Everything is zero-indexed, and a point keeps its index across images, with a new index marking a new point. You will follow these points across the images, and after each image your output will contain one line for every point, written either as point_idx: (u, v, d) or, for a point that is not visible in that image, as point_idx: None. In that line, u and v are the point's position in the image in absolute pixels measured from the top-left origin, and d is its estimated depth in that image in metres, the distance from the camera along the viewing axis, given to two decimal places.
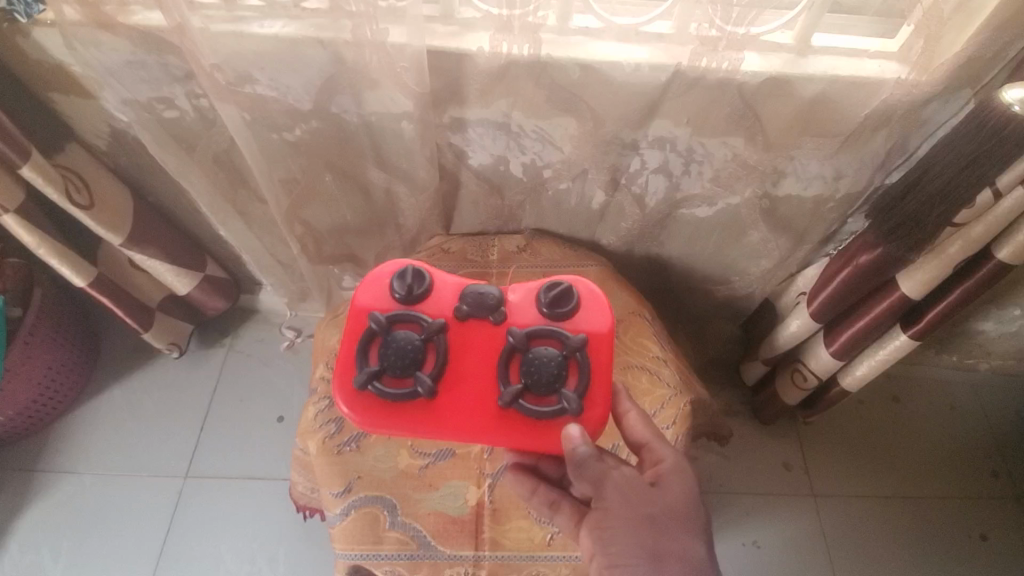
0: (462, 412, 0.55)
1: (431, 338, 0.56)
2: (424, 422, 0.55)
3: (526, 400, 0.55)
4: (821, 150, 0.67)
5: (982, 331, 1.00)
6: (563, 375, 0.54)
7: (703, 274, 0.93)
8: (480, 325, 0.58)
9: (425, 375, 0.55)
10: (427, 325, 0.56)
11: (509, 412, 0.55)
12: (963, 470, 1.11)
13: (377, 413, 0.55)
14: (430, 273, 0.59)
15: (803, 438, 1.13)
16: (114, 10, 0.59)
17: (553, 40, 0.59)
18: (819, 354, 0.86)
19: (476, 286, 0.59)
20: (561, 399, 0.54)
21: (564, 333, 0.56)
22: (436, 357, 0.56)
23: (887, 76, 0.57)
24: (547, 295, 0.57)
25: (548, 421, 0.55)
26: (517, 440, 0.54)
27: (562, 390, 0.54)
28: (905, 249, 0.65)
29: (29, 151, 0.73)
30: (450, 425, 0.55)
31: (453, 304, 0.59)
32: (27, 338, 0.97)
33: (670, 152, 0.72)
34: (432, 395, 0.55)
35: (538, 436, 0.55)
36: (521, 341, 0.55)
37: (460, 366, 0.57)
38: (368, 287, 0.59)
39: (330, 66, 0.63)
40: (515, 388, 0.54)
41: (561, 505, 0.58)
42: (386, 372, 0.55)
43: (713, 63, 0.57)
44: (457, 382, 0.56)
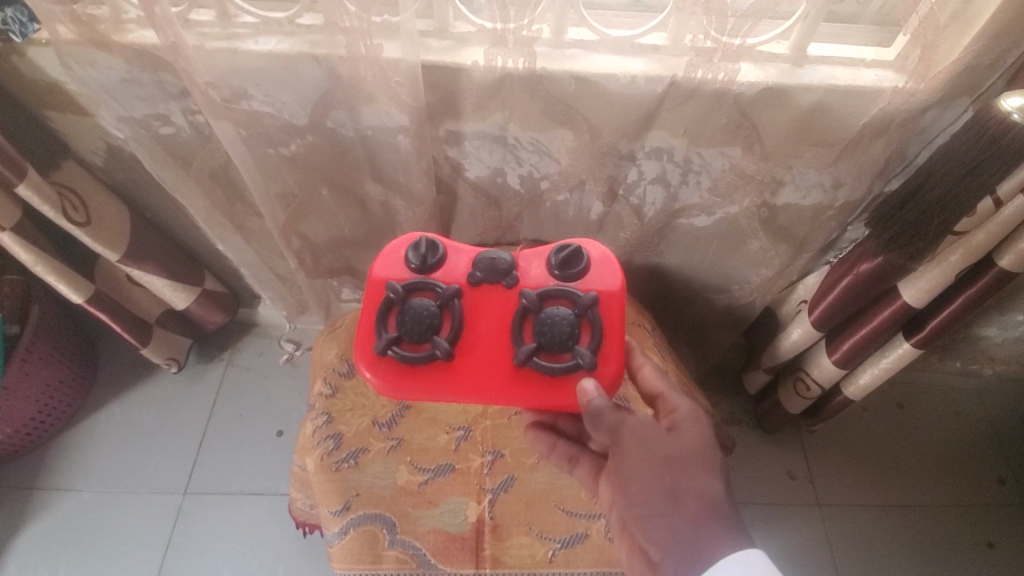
0: (478, 371, 0.56)
1: (448, 304, 0.57)
2: (442, 383, 0.57)
3: (541, 358, 0.56)
4: (820, 159, 0.67)
5: (986, 337, 0.99)
6: (576, 333, 0.55)
7: (702, 283, 0.93)
8: (493, 290, 0.59)
9: (443, 339, 0.56)
10: (443, 291, 0.57)
11: (524, 371, 0.56)
12: (969, 477, 1.10)
13: (398, 378, 0.56)
14: (442, 242, 0.60)
15: (807, 447, 1.12)
16: (109, 29, 0.59)
17: (547, 53, 0.59)
18: (822, 363, 0.85)
19: (488, 252, 0.59)
20: (575, 356, 0.55)
21: (577, 293, 0.57)
22: (453, 322, 0.57)
23: (884, 86, 0.57)
24: (558, 256, 0.58)
25: (563, 377, 0.56)
26: (534, 396, 0.56)
27: (576, 348, 0.55)
28: (906, 257, 0.65)
29: (26, 170, 0.73)
30: (469, 386, 0.56)
31: (467, 271, 0.60)
32: (25, 355, 0.96)
33: (668, 162, 0.71)
34: (449, 358, 0.56)
35: (554, 393, 0.56)
36: (534, 302, 0.56)
37: (474, 329, 0.58)
38: (383, 258, 0.60)
39: (325, 82, 0.63)
40: (528, 347, 0.55)
41: (580, 458, 0.62)
42: (405, 338, 0.56)
43: (708, 74, 0.57)
44: (472, 346, 0.57)
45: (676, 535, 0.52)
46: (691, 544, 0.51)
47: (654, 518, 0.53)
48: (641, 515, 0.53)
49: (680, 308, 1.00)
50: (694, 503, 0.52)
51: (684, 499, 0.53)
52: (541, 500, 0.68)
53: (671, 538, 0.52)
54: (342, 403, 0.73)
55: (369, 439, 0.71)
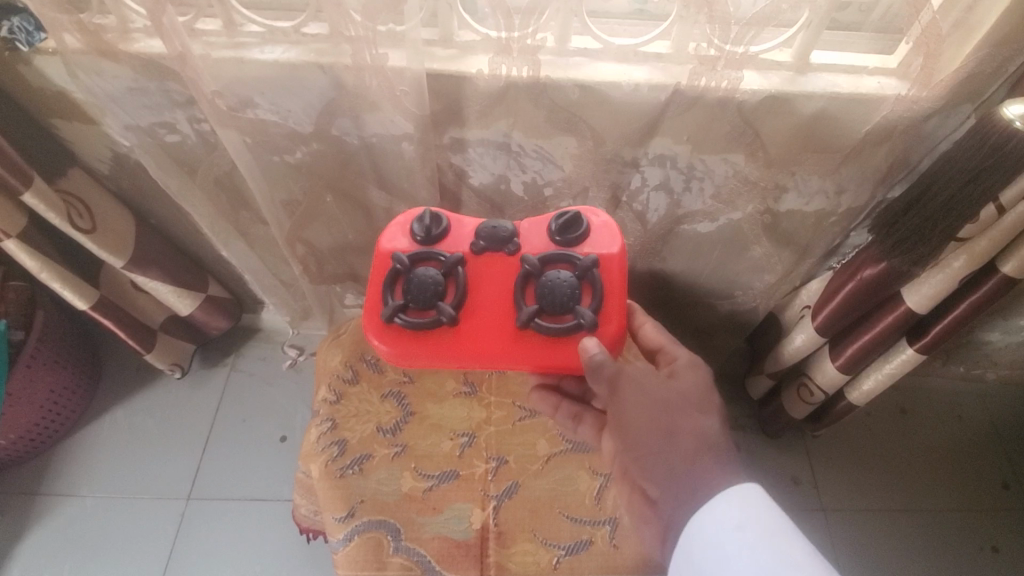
0: (483, 333, 0.60)
1: (452, 271, 0.61)
2: (448, 346, 0.60)
3: (543, 319, 0.59)
4: (823, 166, 0.67)
5: (989, 341, 0.99)
6: (577, 294, 0.59)
7: (705, 289, 0.93)
8: (496, 257, 0.63)
9: (447, 304, 0.59)
10: (446, 259, 0.61)
11: (528, 332, 0.59)
12: (972, 480, 1.10)
13: (406, 343, 0.60)
14: (446, 216, 0.64)
15: (811, 452, 1.12)
16: (116, 39, 0.59)
17: (551, 61, 0.60)
18: (826, 368, 0.85)
19: (490, 222, 0.63)
20: (577, 315, 0.58)
21: (576, 256, 0.60)
22: (457, 289, 0.60)
23: (887, 93, 0.57)
24: (557, 223, 0.62)
25: (565, 337, 0.59)
26: (538, 355, 0.59)
27: (576, 308, 0.58)
28: (909, 263, 0.65)
29: (31, 177, 0.73)
30: (474, 348, 0.59)
31: (471, 242, 0.63)
32: (28, 361, 0.97)
33: (671, 169, 0.72)
34: (455, 322, 0.59)
35: (557, 352, 0.59)
36: (535, 266, 0.60)
37: (478, 294, 0.61)
38: (390, 234, 0.64)
39: (330, 91, 0.64)
40: (531, 309, 0.58)
41: (584, 417, 0.67)
42: (412, 305, 0.60)
43: (712, 82, 0.58)
44: (475, 311, 0.61)
45: (675, 472, 0.54)
46: (689, 479, 0.54)
47: (653, 458, 0.55)
48: (641, 455, 0.56)
49: (683, 314, 1.00)
50: (691, 441, 0.55)
51: (683, 438, 0.55)
52: (546, 506, 0.68)
53: (670, 476, 0.54)
54: (346, 409, 0.73)
55: (374, 445, 0.71)
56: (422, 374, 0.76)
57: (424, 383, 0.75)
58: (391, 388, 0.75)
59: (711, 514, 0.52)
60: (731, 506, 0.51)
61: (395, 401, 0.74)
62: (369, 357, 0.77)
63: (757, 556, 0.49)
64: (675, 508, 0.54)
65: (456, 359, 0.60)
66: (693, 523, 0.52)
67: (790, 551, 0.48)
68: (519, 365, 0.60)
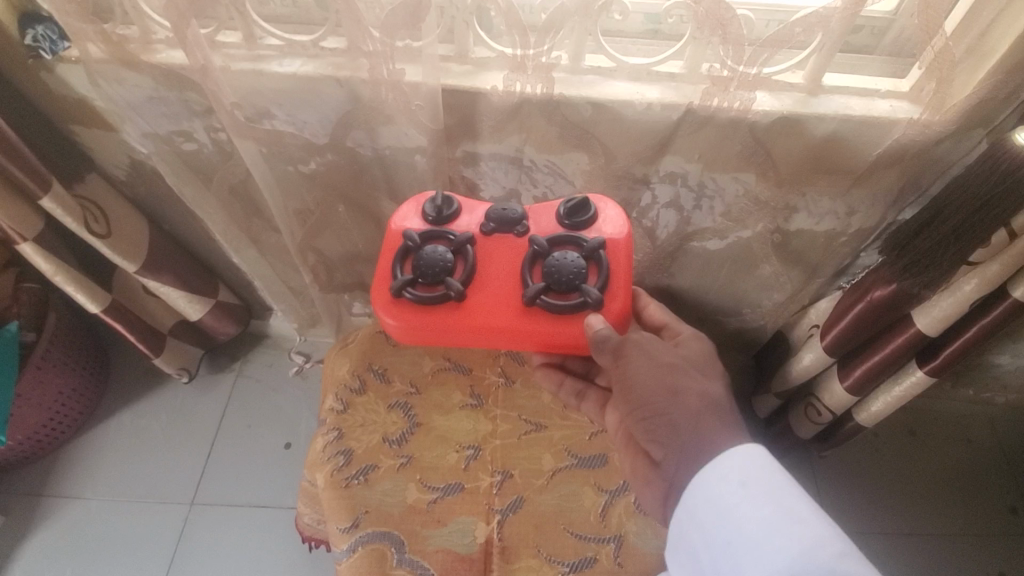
0: (489, 309, 0.60)
1: (461, 249, 0.62)
2: (455, 321, 0.60)
3: (549, 297, 0.60)
4: (834, 187, 0.68)
5: (999, 364, 0.98)
6: (583, 274, 0.60)
7: (713, 305, 0.93)
8: (505, 239, 0.63)
9: (455, 280, 0.60)
10: (456, 238, 0.62)
11: (534, 309, 0.60)
12: (980, 504, 1.09)
13: (414, 317, 0.60)
14: (457, 198, 0.65)
15: (817, 472, 1.11)
16: (138, 49, 0.61)
17: (565, 79, 0.60)
18: (834, 389, 0.85)
19: (500, 206, 0.65)
20: (583, 294, 0.59)
21: (584, 238, 0.61)
22: (466, 266, 0.61)
23: (899, 116, 0.58)
24: (566, 206, 0.63)
25: (571, 314, 0.60)
26: (543, 331, 0.60)
27: (583, 287, 0.59)
28: (920, 285, 0.65)
29: (50, 182, 0.75)
30: (481, 323, 0.60)
31: (481, 223, 0.64)
32: (39, 363, 0.97)
33: (681, 187, 0.72)
34: (463, 297, 0.60)
35: (563, 328, 0.60)
36: (543, 246, 0.61)
37: (485, 273, 0.62)
38: (401, 214, 0.65)
39: (346, 104, 0.65)
40: (537, 285, 0.59)
41: (587, 393, 0.70)
42: (420, 280, 0.60)
43: (724, 102, 0.58)
44: (484, 288, 0.61)
45: (679, 431, 0.55)
46: (693, 438, 0.55)
47: (658, 417, 0.56)
48: (646, 416, 0.57)
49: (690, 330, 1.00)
50: (695, 400, 0.56)
51: (686, 398, 0.56)
52: (550, 522, 0.67)
53: (674, 435, 0.55)
54: (353, 419, 0.73)
55: (380, 456, 0.71)
56: (428, 385, 0.76)
57: (431, 394, 0.75)
58: (398, 399, 0.75)
59: (714, 472, 0.53)
60: (735, 466, 0.53)
61: (401, 411, 0.74)
62: (376, 367, 0.77)
63: (760, 512, 0.51)
64: (678, 467, 0.55)
65: (463, 333, 0.61)
66: (695, 481, 0.54)
67: (793, 506, 0.51)
68: (524, 340, 0.61)
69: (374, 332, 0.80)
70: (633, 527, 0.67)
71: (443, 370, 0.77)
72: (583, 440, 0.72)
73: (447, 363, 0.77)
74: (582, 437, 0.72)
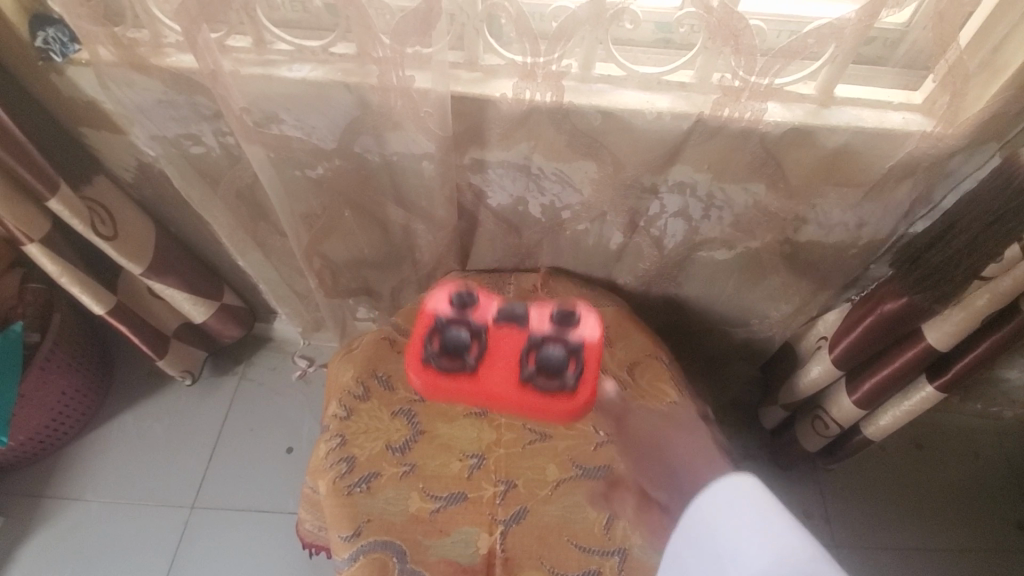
0: (497, 379, 0.61)
1: (474, 309, 0.63)
2: (467, 392, 0.61)
3: (538, 380, 0.60)
4: (845, 199, 0.67)
5: (1008, 379, 0.97)
6: (569, 363, 0.60)
7: (720, 316, 0.92)
8: (513, 302, 0.64)
9: (466, 350, 0.61)
10: (471, 295, 0.63)
11: (527, 387, 0.60)
12: (989, 521, 1.07)
13: (429, 382, 0.61)
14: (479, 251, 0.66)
15: (823, 486, 1.09)
16: (148, 52, 0.61)
17: (575, 87, 0.60)
18: (841, 402, 0.84)
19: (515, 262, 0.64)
20: (566, 384, 0.60)
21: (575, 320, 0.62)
22: (476, 324, 0.62)
23: (912, 129, 0.57)
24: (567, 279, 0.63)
25: (555, 397, 0.60)
26: (531, 411, 0.61)
27: (568, 377, 0.60)
28: (932, 300, 0.64)
29: (58, 184, 0.75)
30: (482, 395, 0.61)
31: (494, 285, 0.65)
32: (43, 363, 0.97)
33: (690, 197, 0.72)
34: (470, 368, 0.61)
35: (549, 411, 0.61)
36: (543, 317, 0.62)
37: (496, 344, 0.62)
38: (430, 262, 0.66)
39: (355, 109, 0.65)
40: (530, 369, 0.60)
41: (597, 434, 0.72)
42: (438, 348, 0.62)
43: (736, 113, 0.58)
44: (490, 358, 0.62)
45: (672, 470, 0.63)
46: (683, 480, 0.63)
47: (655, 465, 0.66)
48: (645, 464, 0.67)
49: (696, 340, 0.99)
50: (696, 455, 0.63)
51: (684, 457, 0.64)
52: (554, 534, 0.66)
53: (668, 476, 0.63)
54: (356, 426, 0.73)
55: (382, 463, 0.70)
56: None
57: (435, 402, 0.74)
58: (401, 406, 0.74)
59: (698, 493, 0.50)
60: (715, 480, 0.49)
61: (405, 419, 0.73)
62: (381, 374, 0.76)
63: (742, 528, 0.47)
64: None
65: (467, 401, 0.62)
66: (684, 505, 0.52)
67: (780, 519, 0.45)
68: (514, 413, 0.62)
69: (379, 338, 0.79)
70: (638, 540, 0.66)
71: None
72: (588, 450, 0.71)
73: None
74: (587, 448, 0.71)
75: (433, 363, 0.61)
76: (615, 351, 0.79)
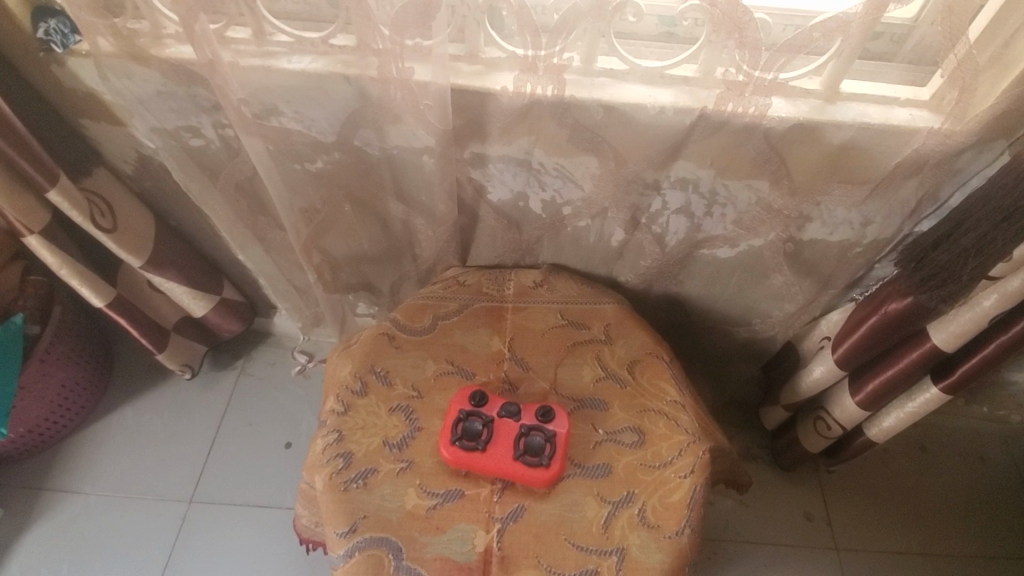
0: (506, 457, 0.67)
1: (485, 438, 0.68)
2: (483, 469, 0.68)
3: (528, 456, 0.67)
4: (850, 197, 0.66)
5: (1015, 382, 0.96)
6: (552, 450, 0.67)
7: (722, 315, 0.91)
8: (514, 429, 0.69)
9: (479, 442, 0.67)
10: (481, 442, 0.67)
11: (523, 462, 0.67)
12: (993, 526, 1.06)
13: (452, 444, 0.68)
14: (490, 398, 0.71)
15: (825, 487, 1.08)
16: (148, 43, 0.60)
17: (577, 81, 0.59)
18: (845, 403, 0.83)
19: (516, 409, 0.69)
20: (547, 456, 0.67)
21: (553, 435, 0.68)
22: (485, 459, 0.67)
23: (919, 125, 0.56)
24: (550, 424, 0.68)
25: (542, 475, 0.66)
26: (524, 478, 0.67)
27: (550, 453, 0.67)
28: (939, 299, 0.63)
29: (57, 175, 0.74)
30: (491, 465, 0.67)
31: (501, 406, 0.70)
32: (43, 356, 0.97)
33: (693, 193, 0.71)
34: (483, 450, 0.67)
35: (538, 469, 0.67)
36: (534, 451, 0.67)
37: (502, 442, 0.68)
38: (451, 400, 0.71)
39: (355, 102, 0.64)
40: (523, 456, 0.67)
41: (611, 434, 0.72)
42: (458, 425, 0.68)
43: (739, 108, 0.57)
44: (498, 441, 0.68)
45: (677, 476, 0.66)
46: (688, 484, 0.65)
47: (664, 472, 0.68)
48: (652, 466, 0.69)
49: (698, 338, 0.98)
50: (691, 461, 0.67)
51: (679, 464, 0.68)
52: (551, 533, 0.66)
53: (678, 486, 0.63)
54: (354, 421, 0.72)
55: (380, 459, 0.70)
56: (430, 389, 0.74)
57: (433, 398, 0.74)
58: (400, 402, 0.73)
59: None
60: None
61: (403, 415, 0.73)
62: (379, 369, 0.76)
63: None
64: None
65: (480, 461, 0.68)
66: None
67: None
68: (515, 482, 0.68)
69: (378, 333, 0.79)
70: (636, 540, 0.65)
71: (446, 374, 0.76)
72: (587, 449, 0.70)
73: (450, 366, 0.76)
74: (585, 446, 0.71)
75: (455, 446, 0.68)
76: (616, 349, 0.78)
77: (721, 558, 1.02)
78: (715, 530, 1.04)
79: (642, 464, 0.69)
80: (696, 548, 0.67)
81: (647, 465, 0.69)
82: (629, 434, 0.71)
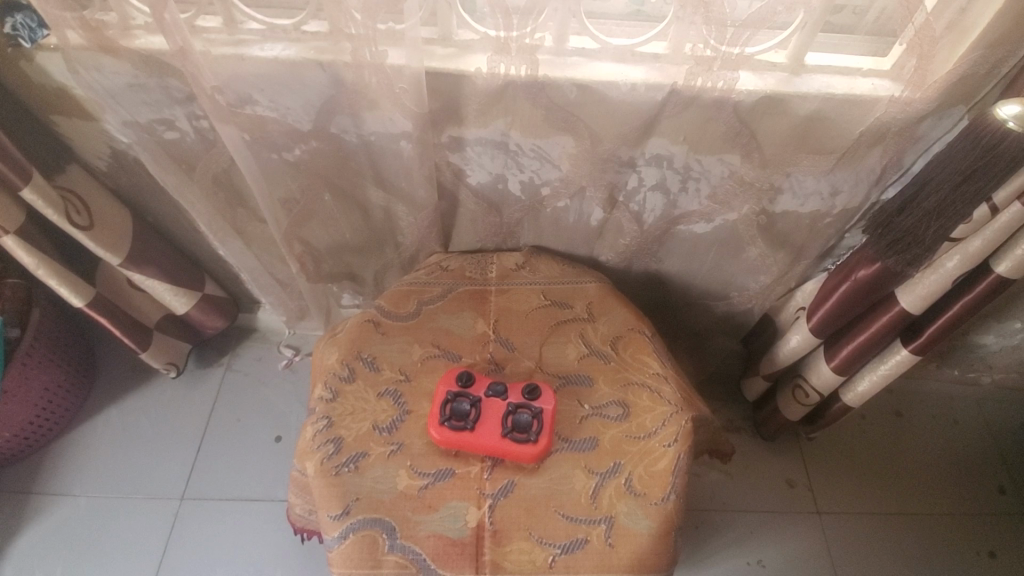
0: (494, 435, 0.68)
1: (473, 417, 0.69)
2: (473, 448, 0.69)
3: (516, 436, 0.68)
4: (817, 167, 0.68)
5: (984, 345, 1.00)
6: (538, 428, 0.69)
7: (701, 290, 0.93)
8: (500, 409, 0.70)
9: (467, 422, 0.69)
10: (469, 421, 0.69)
11: (511, 441, 0.68)
12: (969, 484, 1.10)
13: (442, 425, 0.69)
14: (477, 380, 0.72)
15: (806, 455, 1.12)
16: (117, 35, 0.59)
17: (549, 61, 0.60)
18: (821, 370, 0.86)
19: (501, 389, 0.71)
20: (534, 434, 0.68)
21: (537, 412, 0.69)
22: (473, 437, 0.68)
23: (880, 94, 0.58)
24: (535, 402, 0.70)
25: (529, 452, 0.68)
26: (513, 455, 0.68)
27: (536, 431, 0.68)
28: (905, 263, 0.66)
29: (31, 173, 0.73)
30: (480, 443, 0.68)
31: (487, 387, 0.71)
32: (24, 359, 0.96)
33: (667, 169, 0.72)
34: (471, 430, 0.69)
35: (525, 447, 0.68)
36: (519, 429, 0.68)
37: (489, 420, 0.69)
38: (441, 382, 0.73)
39: (330, 88, 0.64)
40: (511, 435, 0.68)
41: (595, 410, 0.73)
42: (448, 407, 0.69)
43: (708, 82, 0.58)
44: (485, 422, 0.69)
45: None
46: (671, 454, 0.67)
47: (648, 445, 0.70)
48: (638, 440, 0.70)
49: (678, 314, 1.00)
50: None
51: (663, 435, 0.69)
52: (541, 506, 0.67)
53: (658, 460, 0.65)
54: (343, 407, 0.73)
55: (370, 443, 0.71)
56: (417, 372, 0.75)
57: (421, 382, 0.75)
58: (388, 386, 0.74)
59: None
60: None
61: (391, 399, 0.73)
62: (366, 356, 0.76)
63: None
64: None
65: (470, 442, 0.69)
66: None
67: None
68: (505, 462, 0.69)
69: (362, 321, 0.79)
70: (624, 508, 0.67)
71: (432, 358, 0.76)
72: (573, 424, 0.72)
73: (436, 350, 0.77)
74: (572, 422, 0.72)
75: (445, 426, 0.69)
76: (599, 326, 0.79)
77: (710, 527, 1.04)
78: (703, 500, 1.07)
79: (627, 436, 0.71)
80: (683, 514, 0.69)
81: (632, 436, 0.71)
82: (614, 408, 0.73)
